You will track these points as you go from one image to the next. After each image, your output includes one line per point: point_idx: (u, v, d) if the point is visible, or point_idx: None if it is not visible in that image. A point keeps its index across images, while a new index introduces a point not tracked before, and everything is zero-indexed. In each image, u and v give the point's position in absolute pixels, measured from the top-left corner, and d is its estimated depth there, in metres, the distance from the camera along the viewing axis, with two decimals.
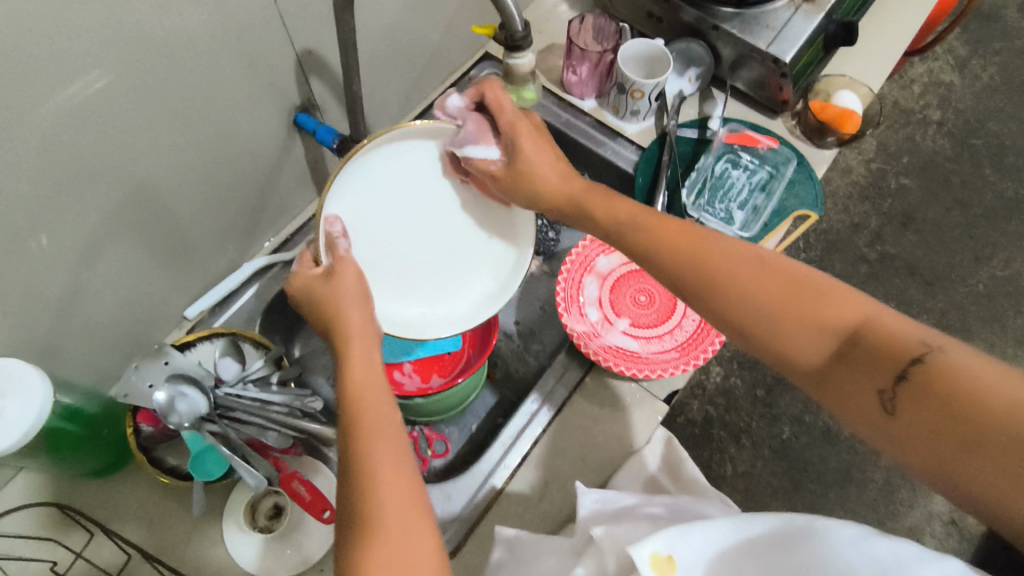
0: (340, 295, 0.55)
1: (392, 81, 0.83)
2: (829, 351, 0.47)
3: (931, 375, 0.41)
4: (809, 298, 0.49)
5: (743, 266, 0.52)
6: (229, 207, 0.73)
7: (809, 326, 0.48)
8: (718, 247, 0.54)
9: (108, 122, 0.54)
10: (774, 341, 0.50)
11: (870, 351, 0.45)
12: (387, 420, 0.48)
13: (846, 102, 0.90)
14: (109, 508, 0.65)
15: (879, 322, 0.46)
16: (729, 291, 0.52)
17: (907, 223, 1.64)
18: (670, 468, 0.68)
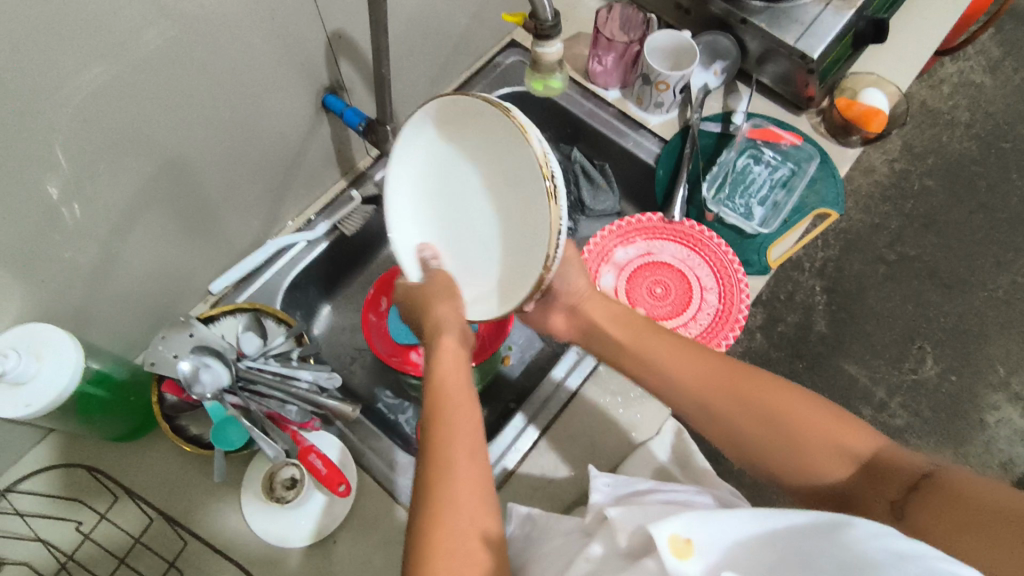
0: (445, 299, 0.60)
1: (419, 65, 0.84)
2: (850, 476, 0.50)
3: (938, 487, 0.44)
4: (831, 424, 0.51)
5: (756, 391, 0.54)
6: (255, 185, 0.74)
7: (822, 463, 0.51)
8: (735, 371, 0.57)
9: (142, 97, 0.56)
10: (793, 479, 0.52)
11: (885, 475, 0.48)
12: (467, 411, 0.51)
13: (872, 101, 0.90)
14: (133, 472, 0.67)
15: (890, 456, 0.49)
16: (731, 406, 0.55)
17: (929, 225, 1.62)
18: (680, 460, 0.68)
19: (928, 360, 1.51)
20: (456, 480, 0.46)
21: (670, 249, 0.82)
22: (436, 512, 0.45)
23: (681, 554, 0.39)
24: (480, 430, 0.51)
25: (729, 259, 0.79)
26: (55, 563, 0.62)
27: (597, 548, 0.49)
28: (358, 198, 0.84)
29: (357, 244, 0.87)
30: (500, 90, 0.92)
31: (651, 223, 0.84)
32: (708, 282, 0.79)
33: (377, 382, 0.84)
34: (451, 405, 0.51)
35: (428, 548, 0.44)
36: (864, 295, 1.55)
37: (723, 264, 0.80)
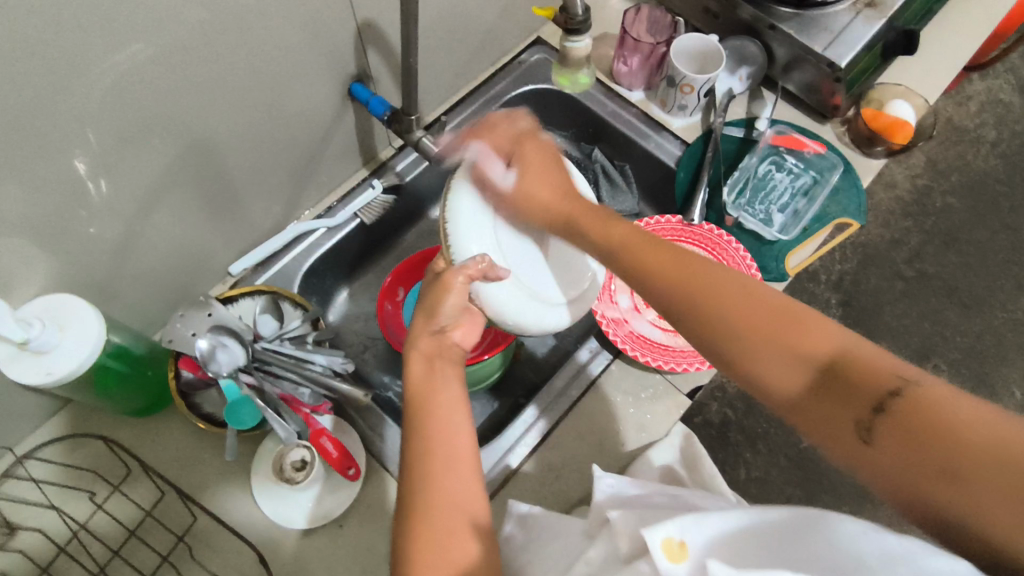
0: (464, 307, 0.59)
1: (445, 58, 0.85)
2: (805, 386, 0.44)
3: (921, 411, 0.37)
4: (777, 323, 0.46)
5: (737, 292, 0.49)
6: (278, 170, 0.75)
7: (825, 396, 0.42)
8: (721, 279, 0.50)
9: (174, 76, 0.57)
10: (744, 367, 0.47)
11: (845, 383, 0.41)
12: (461, 445, 0.49)
13: (899, 112, 0.88)
14: (146, 447, 0.68)
15: (863, 358, 0.42)
16: (736, 320, 0.48)
17: (949, 243, 1.61)
18: (688, 462, 0.68)
19: (943, 379, 1.49)
20: (442, 479, 0.47)
21: (687, 251, 0.82)
22: (430, 510, 0.46)
23: (674, 557, 0.39)
24: (475, 459, 0.49)
25: (746, 264, 0.79)
26: (66, 531, 0.63)
27: (599, 550, 0.49)
28: (379, 188, 0.84)
29: (375, 233, 0.87)
30: (524, 87, 0.92)
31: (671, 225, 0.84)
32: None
33: (389, 371, 0.85)
34: (436, 400, 0.51)
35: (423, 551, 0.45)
36: (880, 311, 1.53)
37: (740, 270, 0.79)
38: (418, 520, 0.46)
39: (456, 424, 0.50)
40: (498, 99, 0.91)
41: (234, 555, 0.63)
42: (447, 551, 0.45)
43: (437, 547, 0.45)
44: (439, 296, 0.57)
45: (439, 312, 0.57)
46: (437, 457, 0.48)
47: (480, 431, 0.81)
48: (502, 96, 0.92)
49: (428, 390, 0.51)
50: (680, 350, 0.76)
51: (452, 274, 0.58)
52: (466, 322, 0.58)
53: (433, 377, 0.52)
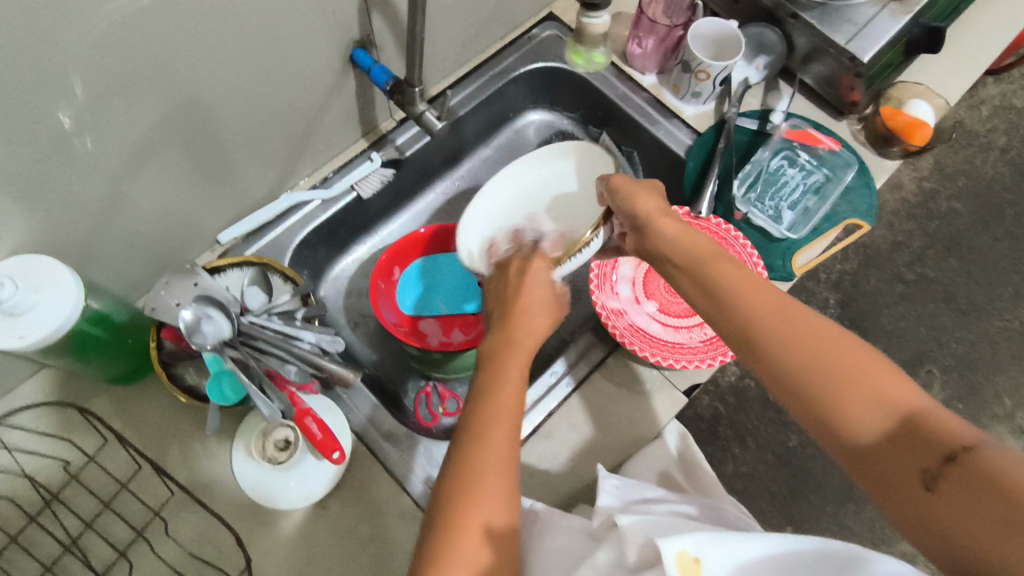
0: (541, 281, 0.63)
1: (453, 29, 0.81)
2: (879, 429, 0.43)
3: (984, 469, 0.38)
4: (866, 362, 0.46)
5: (836, 366, 0.46)
6: (274, 137, 0.72)
7: (910, 463, 0.41)
8: (849, 351, 0.46)
9: (165, 30, 0.53)
10: (827, 406, 0.45)
11: (921, 434, 0.42)
12: (514, 408, 0.52)
13: (918, 113, 0.85)
14: (124, 417, 0.66)
15: (929, 415, 0.43)
16: (810, 356, 0.47)
17: (950, 248, 1.59)
18: (685, 466, 0.66)
19: (935, 384, 1.48)
20: (481, 477, 0.48)
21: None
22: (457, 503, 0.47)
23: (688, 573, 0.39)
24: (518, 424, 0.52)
25: (753, 262, 0.77)
26: (39, 500, 0.61)
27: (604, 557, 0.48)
28: (377, 162, 0.80)
29: (371, 208, 0.84)
30: (534, 64, 0.89)
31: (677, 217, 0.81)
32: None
33: (380, 350, 0.82)
34: (506, 366, 0.55)
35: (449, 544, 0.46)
36: (877, 313, 1.53)
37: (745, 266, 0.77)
38: (467, 468, 0.49)
39: (511, 410, 0.52)
40: (506, 75, 0.88)
41: (210, 533, 0.61)
42: (461, 551, 0.46)
43: (460, 543, 0.46)
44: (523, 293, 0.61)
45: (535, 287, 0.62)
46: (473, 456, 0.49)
47: None
48: (510, 72, 0.88)
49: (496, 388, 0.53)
50: (683, 346, 0.73)
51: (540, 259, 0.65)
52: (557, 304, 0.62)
53: (497, 374, 0.54)
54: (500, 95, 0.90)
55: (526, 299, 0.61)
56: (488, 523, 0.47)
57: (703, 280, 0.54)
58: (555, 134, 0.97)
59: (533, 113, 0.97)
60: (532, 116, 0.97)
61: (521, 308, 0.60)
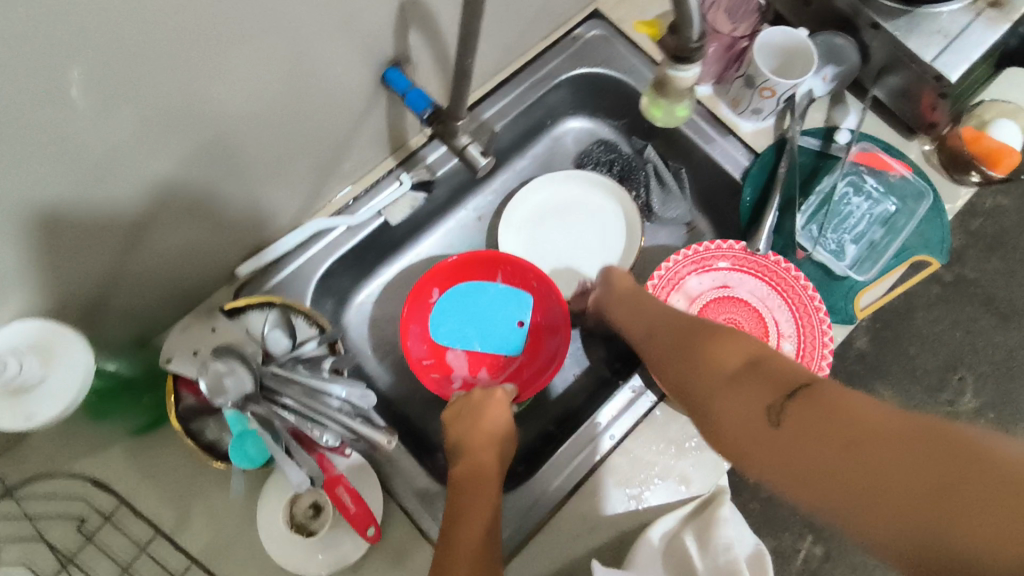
0: (482, 419, 0.62)
1: (492, 35, 0.72)
2: (736, 367, 0.49)
3: (819, 400, 0.40)
4: (754, 346, 0.50)
5: (705, 334, 0.56)
6: (296, 165, 0.65)
7: (779, 422, 0.41)
8: (722, 338, 0.53)
9: (179, 67, 0.46)
10: (708, 391, 0.49)
11: (779, 385, 0.44)
12: (487, 475, 0.58)
13: (1003, 136, 0.76)
14: (141, 473, 0.61)
15: (795, 377, 0.44)
16: (711, 331, 0.55)
17: (993, 248, 1.52)
18: (701, 538, 0.62)
19: (967, 390, 1.44)
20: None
21: (749, 283, 0.74)
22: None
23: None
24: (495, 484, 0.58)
25: (815, 305, 0.71)
26: (55, 564, 0.57)
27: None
28: (406, 183, 0.73)
29: (399, 231, 0.78)
30: (578, 70, 0.81)
31: (733, 252, 0.75)
32: (788, 331, 0.71)
33: (409, 384, 0.77)
34: (474, 436, 0.61)
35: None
36: (912, 316, 1.47)
37: (806, 308, 0.71)
38: (450, 529, 0.54)
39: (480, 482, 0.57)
40: (547, 83, 0.80)
41: None
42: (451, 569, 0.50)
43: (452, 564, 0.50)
44: (483, 419, 0.62)
45: (487, 424, 0.62)
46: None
47: None
48: (551, 79, 0.80)
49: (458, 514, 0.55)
50: None
51: (487, 396, 0.64)
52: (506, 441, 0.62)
53: (468, 462, 0.59)
54: (539, 104, 0.82)
55: (482, 423, 0.62)
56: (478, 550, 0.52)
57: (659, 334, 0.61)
58: (595, 142, 0.89)
59: (572, 121, 0.88)
60: (572, 123, 0.88)
61: (485, 433, 0.61)
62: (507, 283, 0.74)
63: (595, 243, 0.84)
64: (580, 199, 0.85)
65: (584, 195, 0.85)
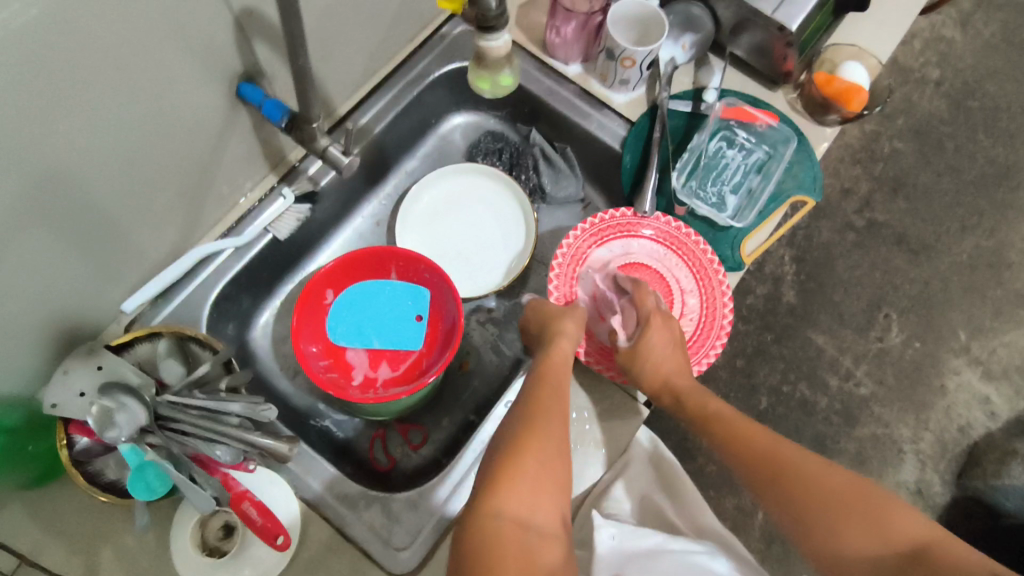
0: (567, 316, 0.69)
1: (352, 41, 0.73)
2: (866, 555, 0.51)
3: (947, 569, 0.47)
4: (838, 484, 0.55)
5: (780, 464, 0.58)
6: (166, 192, 0.64)
7: (858, 516, 0.52)
8: (790, 452, 0.58)
9: (1, 101, 0.45)
10: (826, 543, 0.53)
11: (927, 567, 0.48)
12: (558, 430, 0.58)
13: (852, 75, 0.82)
14: (41, 525, 0.59)
15: (939, 549, 0.49)
16: (787, 467, 0.57)
17: (897, 189, 1.59)
18: (667, 486, 0.68)
19: (893, 327, 1.49)
20: (516, 488, 0.52)
21: (636, 245, 0.77)
22: (488, 510, 0.51)
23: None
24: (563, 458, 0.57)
25: (709, 258, 0.74)
26: None
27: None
28: (290, 197, 0.73)
29: (293, 245, 0.78)
30: (448, 66, 0.82)
31: (616, 222, 0.77)
32: (682, 290, 0.75)
33: (325, 397, 0.77)
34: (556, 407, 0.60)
35: (497, 550, 0.48)
36: (832, 264, 1.52)
37: (701, 263, 0.74)
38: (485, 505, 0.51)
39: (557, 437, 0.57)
40: (420, 82, 0.81)
41: None
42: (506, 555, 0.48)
43: (504, 550, 0.48)
44: (560, 323, 0.68)
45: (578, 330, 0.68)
46: (514, 476, 0.53)
47: (431, 456, 0.75)
48: (425, 78, 0.82)
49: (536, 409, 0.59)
50: None
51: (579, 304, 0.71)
52: (567, 340, 0.67)
53: (529, 420, 0.58)
54: (417, 104, 0.83)
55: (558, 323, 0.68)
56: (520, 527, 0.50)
57: (644, 314, 0.68)
58: (483, 134, 0.90)
59: (457, 116, 0.90)
60: (456, 119, 0.90)
61: (549, 328, 0.69)
62: (402, 278, 0.76)
63: (496, 235, 0.85)
64: (475, 195, 0.87)
65: (485, 193, 0.87)
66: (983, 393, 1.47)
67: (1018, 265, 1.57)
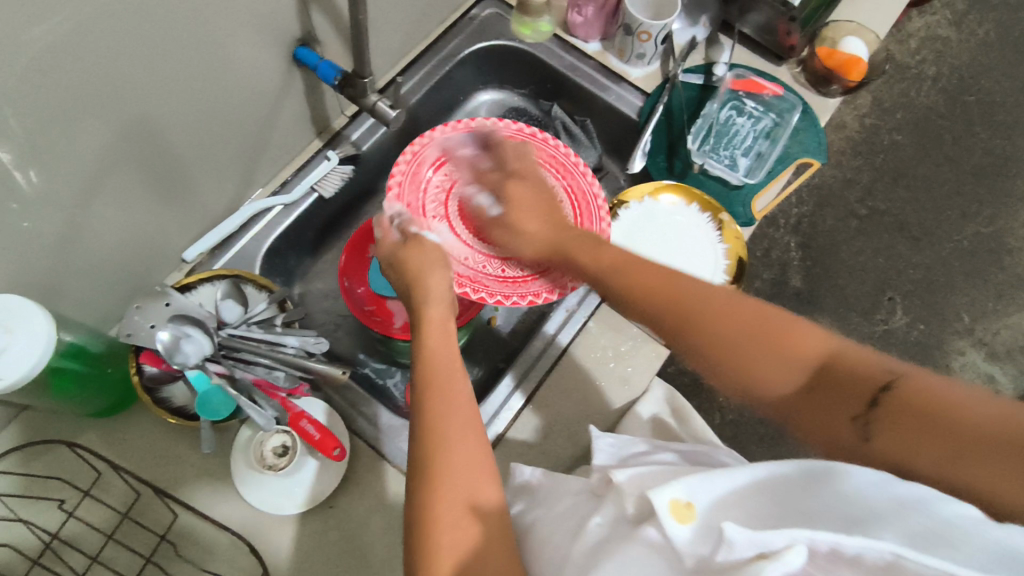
0: (433, 268, 0.63)
1: (394, 17, 0.80)
2: (794, 388, 0.47)
3: (910, 397, 0.41)
4: (738, 311, 0.51)
5: (687, 311, 0.53)
6: (229, 149, 0.70)
7: (762, 351, 0.49)
8: (694, 301, 0.53)
9: (114, 50, 0.52)
10: (738, 382, 0.50)
11: (839, 381, 0.45)
12: (459, 388, 0.50)
13: (851, 49, 0.88)
14: (116, 446, 0.64)
15: (844, 357, 0.46)
16: (704, 315, 0.52)
17: (898, 178, 1.65)
18: (675, 411, 0.70)
19: (898, 310, 1.54)
20: (443, 488, 0.45)
21: (516, 161, 0.78)
22: (431, 527, 0.44)
23: (681, 517, 0.40)
24: (470, 401, 0.50)
25: (594, 191, 0.76)
26: (40, 543, 0.59)
27: (607, 513, 0.49)
28: (335, 159, 0.80)
29: (335, 207, 0.83)
30: (478, 44, 0.89)
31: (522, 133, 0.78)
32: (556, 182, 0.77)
33: (363, 348, 0.82)
34: (428, 360, 0.52)
35: (427, 542, 0.44)
36: (837, 249, 1.57)
37: (584, 194, 0.76)
38: (432, 496, 0.45)
39: (459, 400, 0.49)
40: (452, 59, 0.88)
41: (218, 548, 0.61)
42: (450, 533, 0.44)
43: (445, 527, 0.44)
44: (425, 277, 0.61)
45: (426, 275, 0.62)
46: (439, 473, 0.46)
47: None
48: (456, 55, 0.88)
49: (435, 394, 0.49)
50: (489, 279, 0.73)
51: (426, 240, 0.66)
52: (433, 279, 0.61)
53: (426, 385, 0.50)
54: (448, 80, 0.90)
55: (416, 262, 0.63)
56: (469, 511, 0.45)
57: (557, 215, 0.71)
58: (507, 111, 0.96)
59: (484, 94, 0.97)
60: (484, 96, 0.97)
61: (411, 274, 0.62)
62: None
63: None
64: None
65: None
66: (987, 371, 1.52)
67: (1017, 250, 1.63)
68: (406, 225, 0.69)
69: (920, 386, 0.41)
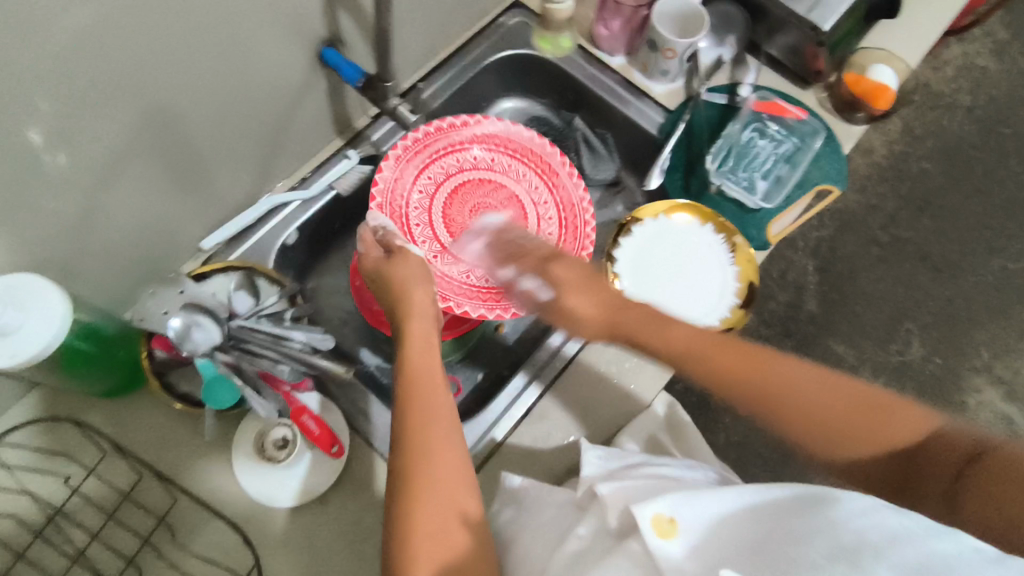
0: (421, 282, 0.61)
1: (420, 22, 0.81)
2: (874, 455, 0.49)
3: (999, 466, 0.44)
4: (813, 386, 0.51)
5: (782, 378, 0.52)
6: (249, 142, 0.72)
7: (861, 423, 0.49)
8: (775, 369, 0.52)
9: (143, 41, 0.53)
10: (817, 452, 0.51)
11: (931, 450, 0.48)
12: (442, 406, 0.50)
13: (881, 76, 0.86)
14: (121, 426, 0.66)
15: (939, 434, 0.48)
16: (785, 393, 0.51)
17: (924, 208, 1.62)
18: (674, 430, 0.70)
19: (915, 341, 1.51)
20: (424, 498, 0.46)
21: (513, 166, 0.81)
22: (410, 534, 0.45)
23: (664, 533, 0.41)
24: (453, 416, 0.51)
25: (581, 204, 0.80)
26: (42, 515, 0.61)
27: (588, 525, 0.49)
28: (355, 159, 0.82)
29: (350, 205, 0.85)
30: (502, 52, 0.89)
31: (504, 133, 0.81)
32: (543, 191, 0.81)
33: (369, 345, 0.83)
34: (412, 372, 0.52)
35: (407, 549, 0.44)
36: (855, 276, 1.55)
37: (572, 207, 0.80)
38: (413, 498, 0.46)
39: (438, 413, 0.50)
40: (476, 66, 0.89)
41: (213, 534, 0.63)
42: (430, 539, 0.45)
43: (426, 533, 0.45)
44: (409, 292, 0.60)
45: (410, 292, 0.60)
46: (419, 481, 0.46)
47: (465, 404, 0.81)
48: (479, 62, 0.89)
49: (419, 398, 0.50)
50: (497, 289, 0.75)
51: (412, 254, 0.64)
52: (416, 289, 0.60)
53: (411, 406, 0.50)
54: (470, 86, 0.90)
55: (401, 278, 0.61)
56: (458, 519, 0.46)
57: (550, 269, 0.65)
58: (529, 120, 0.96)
59: (507, 102, 0.96)
60: (507, 104, 0.96)
61: (396, 290, 0.60)
62: None
63: None
64: None
65: None
66: (1003, 411, 1.49)
67: None
68: (389, 238, 0.67)
69: (1016, 457, 0.44)
